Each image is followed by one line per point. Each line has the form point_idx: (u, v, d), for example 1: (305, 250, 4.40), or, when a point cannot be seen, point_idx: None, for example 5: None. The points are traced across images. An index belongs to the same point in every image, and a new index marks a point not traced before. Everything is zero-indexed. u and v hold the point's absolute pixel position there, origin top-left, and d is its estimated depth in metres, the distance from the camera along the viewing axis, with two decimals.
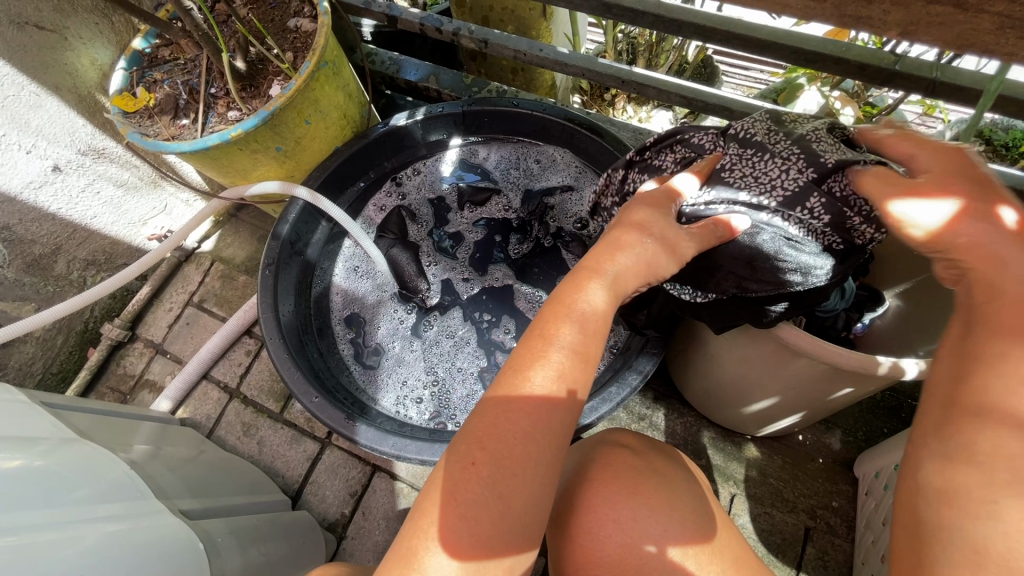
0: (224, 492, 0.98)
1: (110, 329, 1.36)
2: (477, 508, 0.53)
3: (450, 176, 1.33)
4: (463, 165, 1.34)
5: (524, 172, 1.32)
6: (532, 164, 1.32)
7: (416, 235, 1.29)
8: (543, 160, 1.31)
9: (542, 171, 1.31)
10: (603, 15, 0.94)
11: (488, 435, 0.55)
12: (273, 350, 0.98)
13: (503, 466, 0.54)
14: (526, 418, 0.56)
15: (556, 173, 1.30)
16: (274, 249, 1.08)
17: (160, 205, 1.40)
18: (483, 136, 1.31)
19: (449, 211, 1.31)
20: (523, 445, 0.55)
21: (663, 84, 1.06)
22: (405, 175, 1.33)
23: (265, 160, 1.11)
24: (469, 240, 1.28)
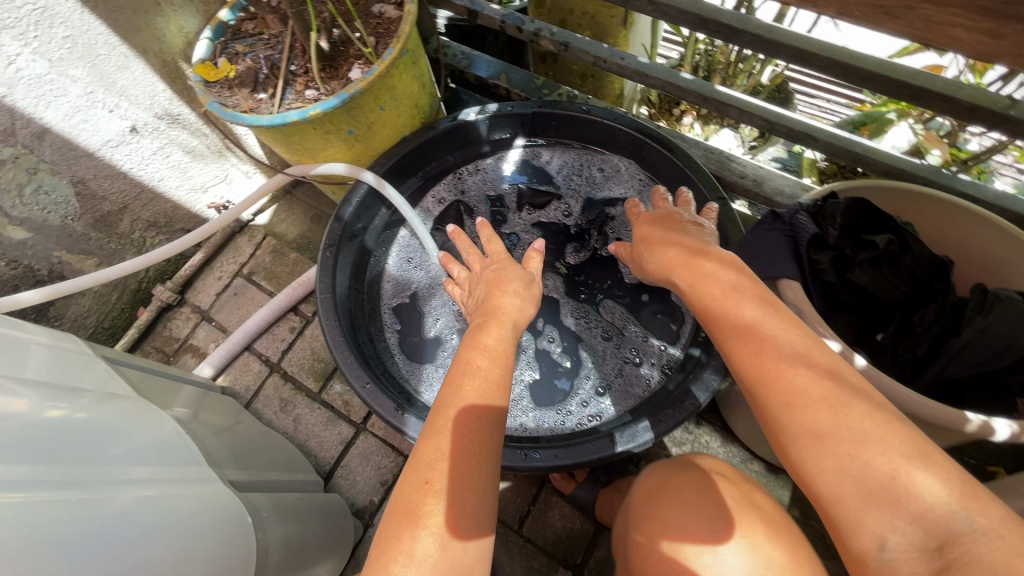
0: (266, 466, 0.98)
1: (162, 291, 1.38)
2: (454, 516, 0.59)
3: (510, 177, 1.32)
4: (525, 166, 1.32)
5: (586, 179, 1.30)
6: (595, 173, 1.30)
7: (472, 231, 1.28)
8: (606, 170, 1.29)
9: (604, 181, 1.29)
10: (698, 28, 0.92)
11: (436, 452, 0.63)
12: (328, 330, 0.99)
13: (461, 469, 0.63)
14: (472, 429, 0.65)
15: (618, 184, 1.28)
16: (335, 230, 1.09)
17: (222, 174, 1.41)
18: (549, 140, 1.30)
19: (507, 211, 1.29)
20: (472, 455, 0.64)
21: (746, 105, 1.03)
22: (466, 171, 1.32)
23: (335, 142, 1.11)
24: (525, 240, 1.25)
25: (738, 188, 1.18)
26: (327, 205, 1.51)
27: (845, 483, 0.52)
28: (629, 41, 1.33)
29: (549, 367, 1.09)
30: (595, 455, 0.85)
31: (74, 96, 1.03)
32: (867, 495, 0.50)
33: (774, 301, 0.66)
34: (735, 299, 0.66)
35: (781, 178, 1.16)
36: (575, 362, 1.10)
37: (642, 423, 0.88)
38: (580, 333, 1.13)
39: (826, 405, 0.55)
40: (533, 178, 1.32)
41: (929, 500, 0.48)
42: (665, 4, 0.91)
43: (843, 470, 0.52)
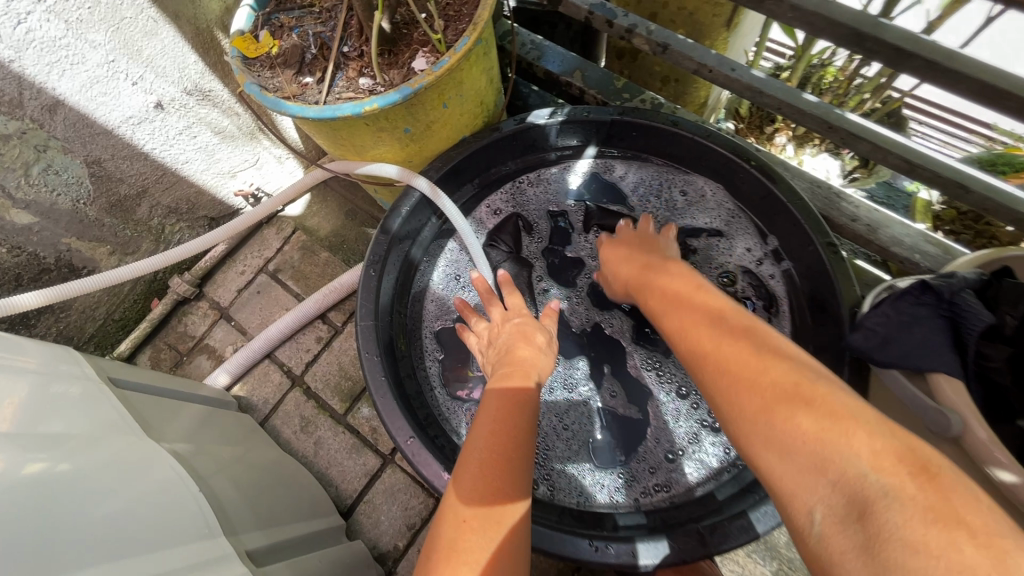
0: (285, 514, 0.86)
1: (179, 284, 1.26)
2: (467, 491, 0.63)
3: (577, 191, 1.15)
4: (595, 179, 1.15)
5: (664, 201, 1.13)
6: (676, 195, 1.13)
7: (530, 250, 1.13)
8: (689, 194, 1.12)
9: (685, 205, 1.12)
10: (849, 46, 0.74)
11: (473, 441, 0.67)
12: (370, 368, 0.87)
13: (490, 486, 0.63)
14: (502, 436, 0.66)
15: (703, 212, 1.11)
16: (382, 245, 0.96)
17: (253, 158, 1.26)
18: (626, 152, 1.14)
19: (571, 231, 1.13)
20: (500, 437, 0.67)
21: (883, 139, 0.85)
22: (528, 180, 1.16)
23: (387, 140, 0.96)
24: (591, 268, 1.11)
25: (847, 232, 1.01)
26: (364, 201, 1.36)
27: (781, 463, 0.50)
28: (727, 46, 1.16)
29: (613, 422, 0.96)
30: (676, 557, 0.74)
31: (93, 66, 0.88)
32: (795, 465, 0.49)
33: (734, 313, 0.68)
34: (693, 309, 0.71)
35: (901, 225, 0.98)
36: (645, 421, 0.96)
37: (735, 521, 0.75)
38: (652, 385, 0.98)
39: (753, 389, 0.56)
40: (603, 195, 1.14)
41: (849, 470, 0.46)
42: (813, 13, 0.73)
43: (790, 447, 0.50)
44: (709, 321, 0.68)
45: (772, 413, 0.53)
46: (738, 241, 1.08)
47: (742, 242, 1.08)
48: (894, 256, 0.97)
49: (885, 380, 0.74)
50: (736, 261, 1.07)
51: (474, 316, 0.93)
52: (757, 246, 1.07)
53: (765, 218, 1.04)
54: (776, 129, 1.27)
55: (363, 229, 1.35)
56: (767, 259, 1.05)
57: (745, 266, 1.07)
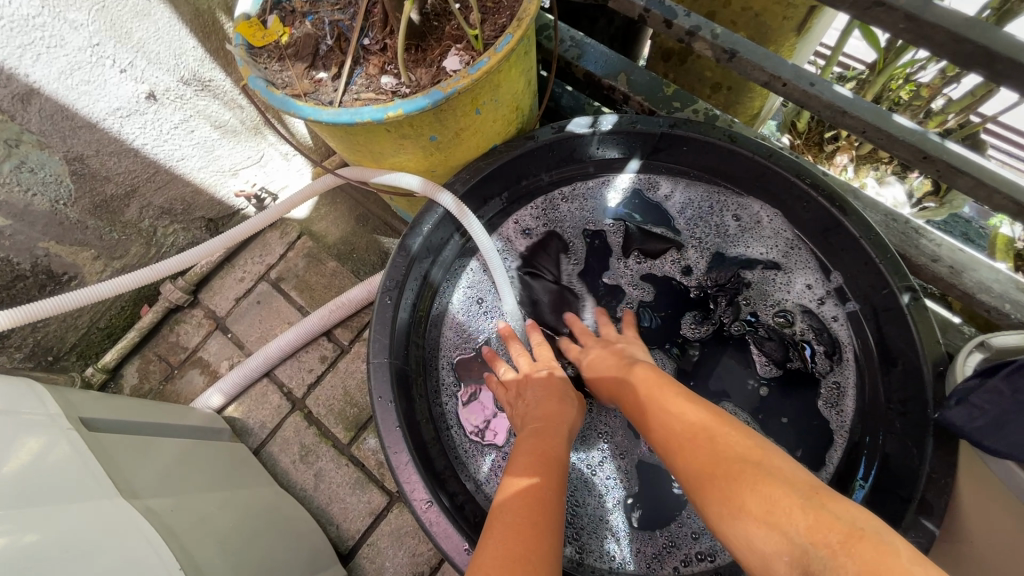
0: (280, 575, 0.75)
1: (171, 291, 1.15)
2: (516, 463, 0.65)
3: (615, 208, 1.04)
4: (636, 198, 1.04)
5: (713, 226, 1.02)
6: (728, 221, 1.01)
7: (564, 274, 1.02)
8: (741, 219, 1.00)
9: (737, 231, 1.01)
10: (972, 67, 0.62)
11: (533, 430, 0.70)
12: (383, 415, 0.75)
13: (542, 472, 0.62)
14: (547, 437, 0.68)
15: (756, 240, 0.99)
16: (399, 267, 0.84)
17: (256, 155, 1.14)
18: (674, 168, 1.01)
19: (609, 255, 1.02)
20: (541, 429, 0.70)
21: (990, 175, 0.73)
22: (562, 196, 1.04)
23: (410, 148, 0.84)
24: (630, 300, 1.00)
25: (924, 273, 0.90)
26: (377, 206, 1.25)
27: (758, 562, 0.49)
28: (794, 52, 1.03)
29: (654, 479, 0.85)
30: None
31: (74, 50, 0.76)
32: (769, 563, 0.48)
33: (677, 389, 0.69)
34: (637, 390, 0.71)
35: (989, 269, 0.86)
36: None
37: None
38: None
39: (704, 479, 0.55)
40: (645, 217, 1.03)
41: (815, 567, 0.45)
42: (932, 24, 0.61)
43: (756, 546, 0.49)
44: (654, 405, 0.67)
45: (722, 508, 0.53)
46: (797, 275, 0.97)
47: (801, 277, 0.96)
48: (979, 304, 0.86)
49: (991, 465, 0.63)
50: (794, 298, 0.96)
51: (500, 365, 0.87)
52: (820, 283, 0.95)
53: (830, 252, 0.92)
54: (838, 147, 1.16)
55: (374, 237, 1.23)
56: (831, 298, 0.94)
57: (803, 304, 0.96)
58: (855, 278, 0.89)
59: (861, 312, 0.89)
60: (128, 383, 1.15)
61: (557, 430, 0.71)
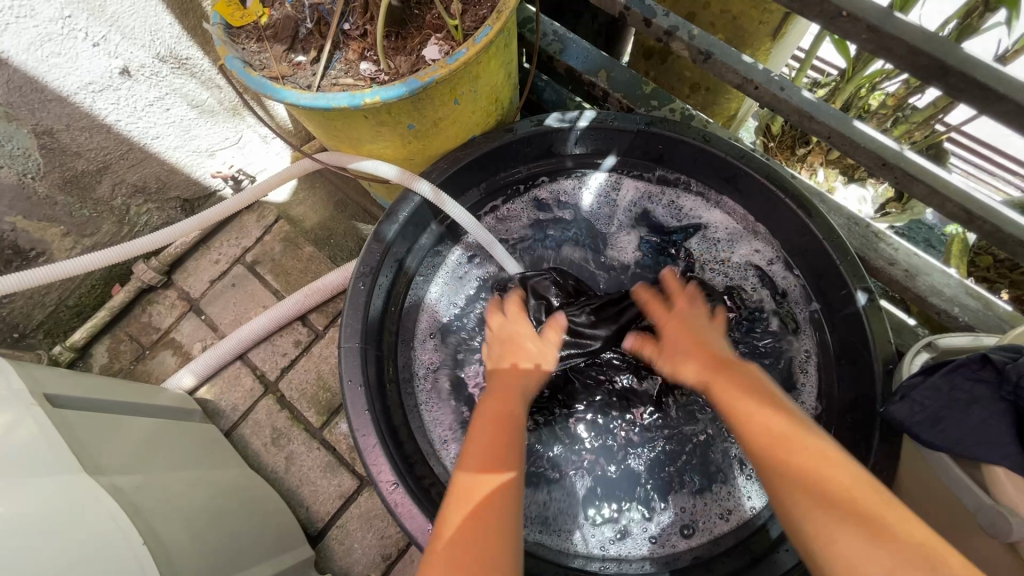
0: (246, 553, 0.76)
1: (144, 270, 1.14)
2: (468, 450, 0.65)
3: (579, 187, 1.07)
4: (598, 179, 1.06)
5: (664, 205, 1.05)
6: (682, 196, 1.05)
7: (531, 246, 1.06)
8: (695, 191, 1.04)
9: (687, 207, 1.04)
10: (929, 79, 0.65)
11: (492, 417, 0.70)
12: (351, 398, 0.77)
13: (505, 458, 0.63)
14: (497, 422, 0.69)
15: (710, 214, 1.03)
16: (374, 253, 0.85)
17: (234, 137, 1.13)
18: (643, 159, 1.03)
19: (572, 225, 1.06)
20: (496, 414, 0.70)
21: (943, 183, 0.77)
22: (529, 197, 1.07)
23: (388, 136, 0.85)
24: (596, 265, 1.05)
25: (882, 276, 0.94)
26: (356, 192, 1.24)
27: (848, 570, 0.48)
28: (769, 57, 1.06)
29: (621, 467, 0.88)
30: None
31: (45, 21, 0.75)
32: None
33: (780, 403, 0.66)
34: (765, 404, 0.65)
35: (941, 273, 0.91)
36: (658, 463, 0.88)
37: None
38: (670, 420, 0.89)
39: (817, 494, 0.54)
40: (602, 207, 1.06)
41: None
42: (893, 36, 0.64)
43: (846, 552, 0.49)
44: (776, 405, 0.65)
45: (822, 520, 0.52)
46: (741, 245, 1.02)
47: (745, 245, 1.02)
48: (931, 307, 0.90)
49: (929, 459, 0.66)
50: (739, 270, 1.01)
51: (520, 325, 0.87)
52: (767, 249, 1.00)
53: (796, 250, 0.95)
54: (810, 151, 1.18)
55: (352, 223, 1.23)
56: (781, 260, 0.99)
57: (749, 273, 1.01)
58: (818, 277, 0.92)
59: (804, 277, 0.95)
60: (97, 362, 1.13)
61: (513, 405, 0.73)
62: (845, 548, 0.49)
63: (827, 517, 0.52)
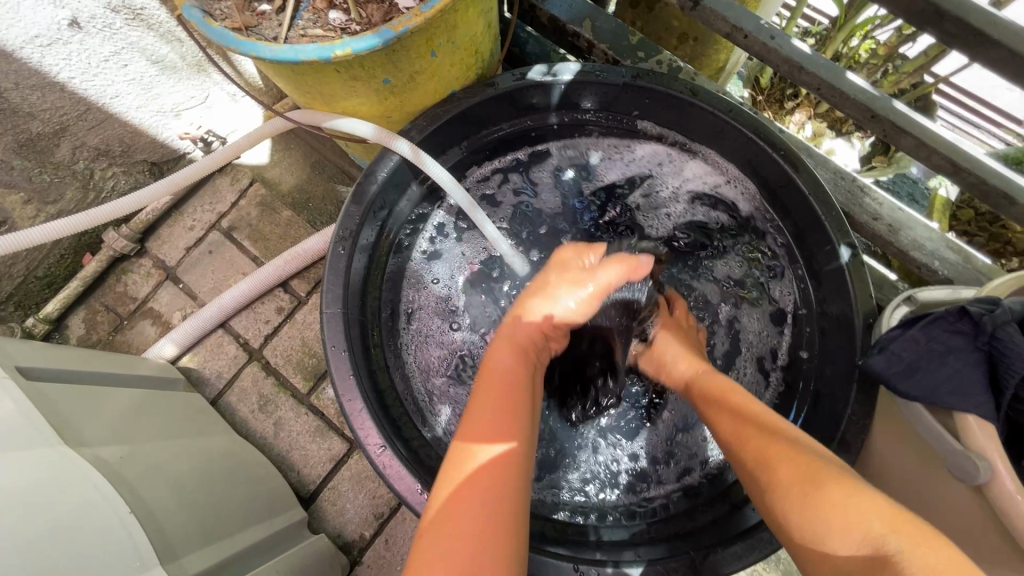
0: (239, 516, 0.77)
1: (115, 239, 1.10)
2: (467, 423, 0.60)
3: (558, 147, 1.05)
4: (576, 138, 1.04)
5: (634, 160, 1.05)
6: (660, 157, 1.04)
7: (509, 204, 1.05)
8: (668, 142, 1.01)
9: (651, 157, 1.04)
10: (922, 25, 0.63)
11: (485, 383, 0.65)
12: (336, 364, 0.76)
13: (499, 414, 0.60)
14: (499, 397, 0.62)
15: (672, 161, 1.03)
16: (353, 216, 0.83)
17: (201, 94, 1.08)
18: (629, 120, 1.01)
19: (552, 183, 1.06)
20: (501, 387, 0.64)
21: (931, 136, 0.76)
22: (510, 161, 1.04)
23: (363, 91, 0.81)
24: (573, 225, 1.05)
25: (865, 231, 0.94)
26: (334, 153, 1.20)
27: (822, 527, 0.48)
28: (760, 4, 1.02)
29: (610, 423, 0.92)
30: None
31: None
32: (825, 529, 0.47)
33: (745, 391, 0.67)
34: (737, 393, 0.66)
35: (923, 227, 0.91)
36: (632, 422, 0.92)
37: (728, 546, 0.71)
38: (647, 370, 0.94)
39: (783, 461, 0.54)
40: (571, 172, 1.06)
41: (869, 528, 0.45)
42: None
43: (819, 508, 0.48)
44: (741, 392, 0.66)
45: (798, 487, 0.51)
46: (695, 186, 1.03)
47: (699, 177, 1.03)
48: (912, 261, 0.90)
49: (903, 409, 0.68)
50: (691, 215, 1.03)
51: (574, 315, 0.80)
52: (722, 181, 1.01)
53: (784, 209, 0.94)
54: (798, 104, 1.17)
55: (331, 186, 1.19)
56: (729, 181, 1.00)
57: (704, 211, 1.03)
58: (803, 234, 0.92)
59: (765, 194, 0.96)
60: (74, 334, 1.11)
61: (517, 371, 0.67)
62: (817, 505, 0.49)
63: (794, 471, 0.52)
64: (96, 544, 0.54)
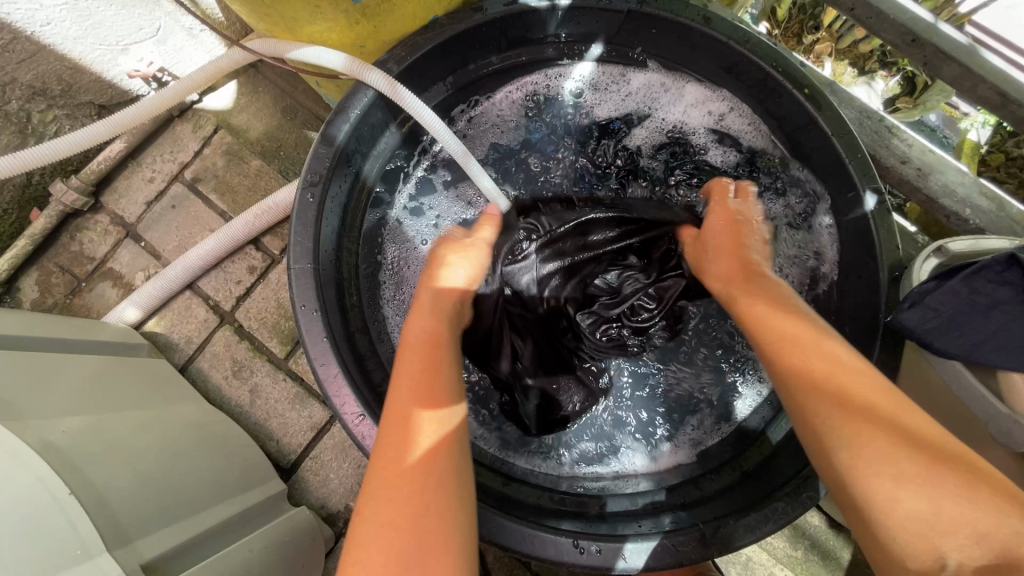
0: (207, 491, 0.71)
1: (65, 192, 0.99)
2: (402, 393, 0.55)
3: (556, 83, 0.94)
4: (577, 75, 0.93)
5: (642, 97, 0.93)
6: (668, 95, 0.92)
7: (506, 148, 0.94)
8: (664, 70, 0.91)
9: (646, 90, 0.93)
10: None
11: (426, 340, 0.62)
12: (307, 326, 0.68)
13: (428, 378, 0.56)
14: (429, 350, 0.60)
15: (670, 92, 0.92)
16: (323, 159, 0.73)
17: (151, 27, 0.94)
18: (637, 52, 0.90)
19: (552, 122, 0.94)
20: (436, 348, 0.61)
21: (979, 62, 0.66)
22: (496, 95, 0.93)
23: (330, 14, 0.69)
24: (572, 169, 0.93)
25: (890, 177, 0.85)
26: (306, 95, 1.08)
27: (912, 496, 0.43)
28: None
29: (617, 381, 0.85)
30: (673, 559, 0.63)
31: None
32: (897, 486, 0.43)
33: (799, 316, 0.58)
34: (783, 322, 0.58)
35: (954, 172, 0.83)
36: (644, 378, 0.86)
37: (741, 517, 0.66)
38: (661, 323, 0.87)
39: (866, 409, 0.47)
40: (569, 109, 0.94)
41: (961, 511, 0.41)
42: None
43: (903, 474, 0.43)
44: (757, 305, 0.61)
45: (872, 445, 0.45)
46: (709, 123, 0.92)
47: (701, 107, 0.92)
48: (940, 210, 0.83)
49: (935, 369, 0.62)
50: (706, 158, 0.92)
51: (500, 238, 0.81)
52: (738, 120, 0.91)
53: (799, 146, 0.85)
54: (818, 39, 1.05)
55: (304, 132, 1.08)
56: (734, 110, 0.90)
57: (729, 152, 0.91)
58: (823, 180, 0.83)
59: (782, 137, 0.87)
60: (27, 297, 1.01)
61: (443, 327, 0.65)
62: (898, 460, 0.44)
63: (870, 434, 0.46)
64: (36, 529, 0.48)
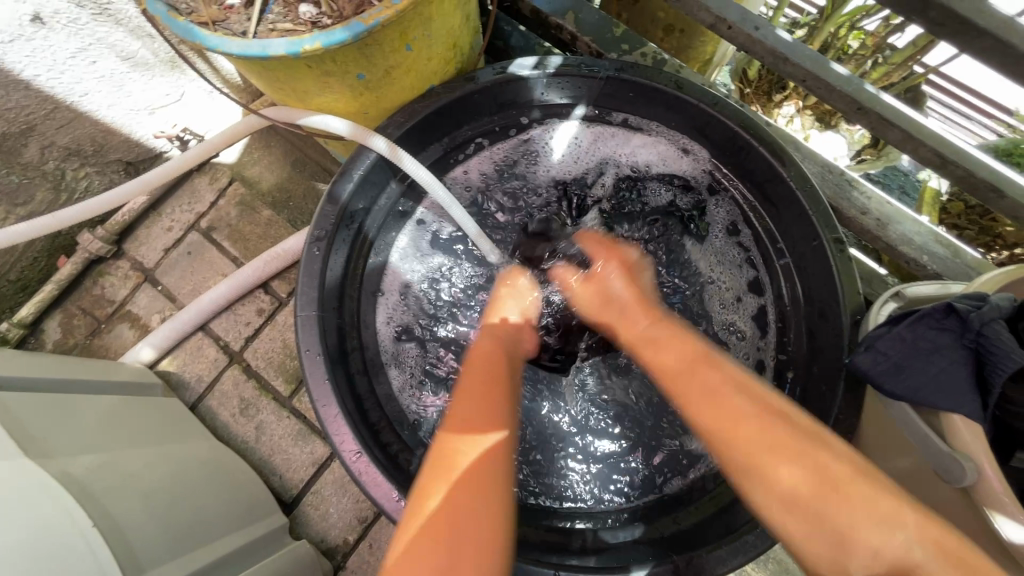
0: (213, 524, 0.75)
1: (90, 240, 1.07)
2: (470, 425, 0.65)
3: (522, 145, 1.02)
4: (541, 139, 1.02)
5: (603, 151, 1.03)
6: (624, 145, 1.02)
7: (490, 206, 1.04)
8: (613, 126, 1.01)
9: (597, 145, 1.03)
10: (908, 15, 0.62)
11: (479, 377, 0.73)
12: (311, 370, 0.74)
13: (489, 413, 0.67)
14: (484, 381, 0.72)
15: (616, 143, 1.02)
16: (329, 216, 0.80)
17: (176, 92, 1.06)
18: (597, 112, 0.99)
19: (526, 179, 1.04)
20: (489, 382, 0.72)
21: (919, 128, 0.74)
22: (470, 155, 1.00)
23: (336, 87, 0.78)
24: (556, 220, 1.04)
25: (853, 226, 0.92)
26: (315, 149, 1.17)
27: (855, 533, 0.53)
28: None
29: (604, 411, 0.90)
30: None
31: None
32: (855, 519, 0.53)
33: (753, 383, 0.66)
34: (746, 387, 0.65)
35: (912, 221, 0.90)
36: (620, 390, 0.91)
37: (714, 550, 0.70)
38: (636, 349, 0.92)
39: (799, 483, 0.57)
40: (528, 163, 1.03)
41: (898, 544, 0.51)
42: None
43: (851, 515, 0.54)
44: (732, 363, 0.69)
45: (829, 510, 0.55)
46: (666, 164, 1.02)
47: (647, 151, 1.02)
48: (900, 257, 0.89)
49: (890, 409, 0.67)
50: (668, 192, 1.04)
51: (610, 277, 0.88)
52: (696, 164, 1.00)
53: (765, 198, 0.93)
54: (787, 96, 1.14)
55: (312, 184, 1.17)
56: (688, 153, 1.00)
57: (658, 188, 1.03)
58: (790, 230, 0.90)
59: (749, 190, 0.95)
60: (50, 338, 1.09)
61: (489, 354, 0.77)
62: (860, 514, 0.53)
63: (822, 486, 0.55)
64: (63, 557, 0.53)
